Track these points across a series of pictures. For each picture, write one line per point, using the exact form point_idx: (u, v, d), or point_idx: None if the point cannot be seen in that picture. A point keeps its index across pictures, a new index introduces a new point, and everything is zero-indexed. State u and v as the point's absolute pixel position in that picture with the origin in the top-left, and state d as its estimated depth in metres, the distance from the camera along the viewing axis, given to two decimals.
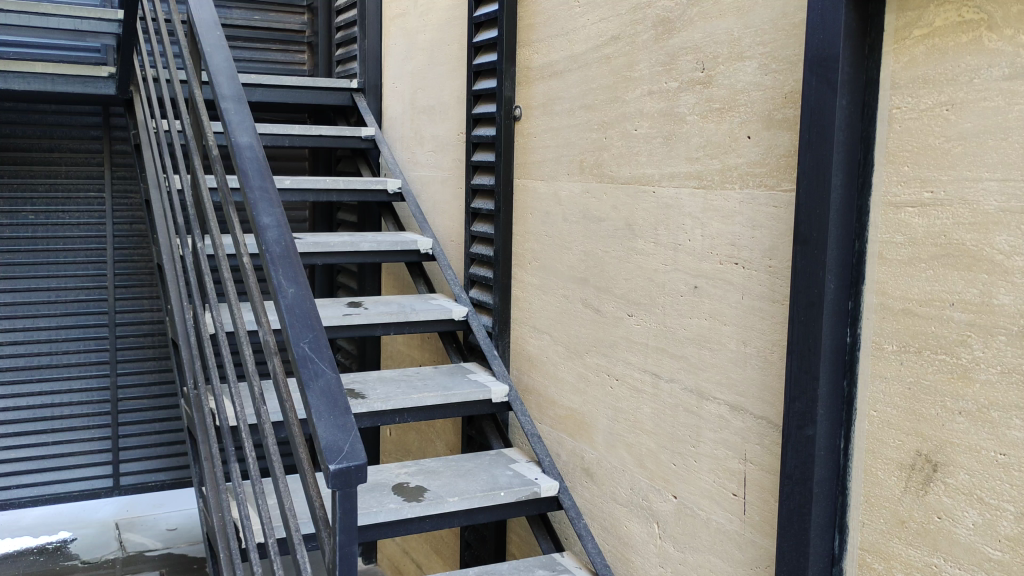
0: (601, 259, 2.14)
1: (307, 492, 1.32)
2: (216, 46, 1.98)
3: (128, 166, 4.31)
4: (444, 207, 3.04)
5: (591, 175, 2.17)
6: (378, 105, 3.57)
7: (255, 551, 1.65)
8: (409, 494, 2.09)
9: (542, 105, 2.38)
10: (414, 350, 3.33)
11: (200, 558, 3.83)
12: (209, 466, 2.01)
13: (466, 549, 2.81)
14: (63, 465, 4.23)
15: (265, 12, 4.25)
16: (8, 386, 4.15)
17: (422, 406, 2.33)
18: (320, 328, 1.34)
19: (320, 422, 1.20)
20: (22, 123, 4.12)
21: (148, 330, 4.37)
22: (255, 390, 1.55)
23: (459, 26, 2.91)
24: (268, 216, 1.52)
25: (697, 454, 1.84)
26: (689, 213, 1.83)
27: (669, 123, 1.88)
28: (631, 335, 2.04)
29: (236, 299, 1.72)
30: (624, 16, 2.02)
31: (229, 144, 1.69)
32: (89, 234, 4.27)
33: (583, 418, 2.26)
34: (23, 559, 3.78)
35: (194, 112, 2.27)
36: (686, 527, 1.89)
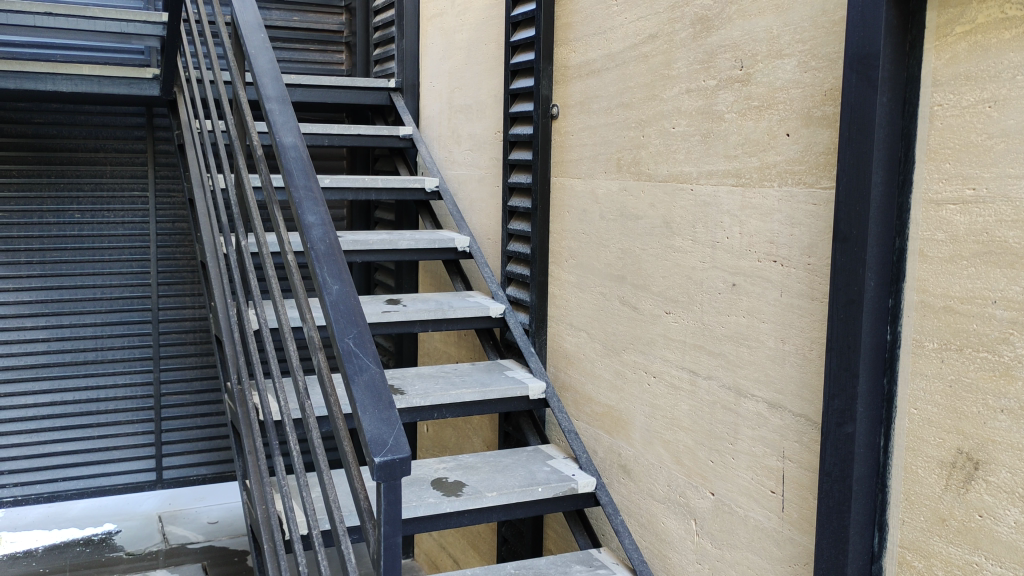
0: (638, 257, 2.15)
1: (351, 484, 1.34)
2: (260, 48, 2.01)
3: (171, 165, 4.38)
4: (481, 205, 3.07)
5: (629, 173, 2.18)
6: (416, 105, 3.61)
7: (299, 543, 1.69)
8: (448, 488, 2.12)
9: (579, 104, 2.39)
10: (451, 347, 3.36)
11: (241, 551, 3.90)
12: (253, 459, 2.05)
13: (502, 544, 2.83)
14: (107, 458, 4.34)
15: (304, 13, 4.31)
16: (55, 381, 4.25)
17: (460, 402, 2.36)
18: (364, 324, 1.36)
19: (366, 415, 1.23)
20: (69, 123, 4.21)
21: (191, 327, 4.45)
22: (299, 385, 1.58)
23: (496, 25, 2.93)
24: (313, 215, 1.55)
25: (735, 452, 1.84)
26: (727, 210, 1.83)
27: (707, 121, 1.88)
28: (668, 333, 2.05)
29: (280, 295, 1.75)
30: (662, 15, 2.03)
31: (274, 144, 1.73)
32: (133, 232, 4.35)
33: (620, 415, 2.27)
34: (70, 550, 3.88)
35: (238, 113, 2.31)
36: (723, 524, 1.89)
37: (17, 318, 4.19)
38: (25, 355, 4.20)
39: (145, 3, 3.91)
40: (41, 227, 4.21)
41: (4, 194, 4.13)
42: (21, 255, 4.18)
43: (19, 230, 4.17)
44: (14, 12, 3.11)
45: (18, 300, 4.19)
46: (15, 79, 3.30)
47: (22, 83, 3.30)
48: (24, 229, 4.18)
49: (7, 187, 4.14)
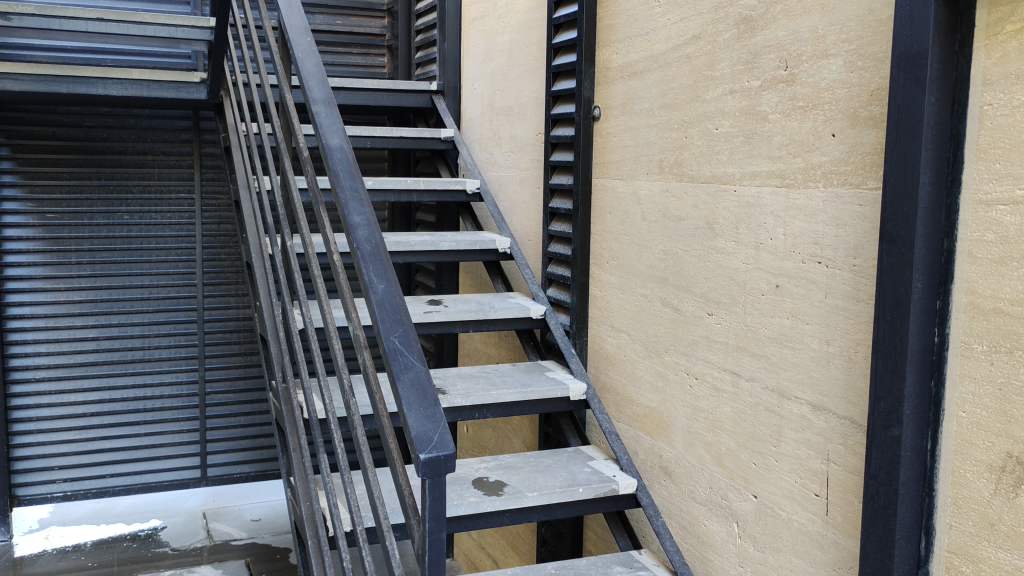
0: (680, 258, 2.15)
1: (396, 481, 1.36)
2: (307, 52, 2.04)
3: (217, 168, 4.44)
4: (522, 206, 3.08)
5: (671, 174, 2.18)
6: (457, 107, 3.63)
7: (343, 539, 1.70)
8: (489, 488, 2.14)
9: (621, 105, 2.39)
10: (491, 348, 3.38)
11: (283, 549, 3.96)
12: (297, 457, 2.08)
13: (542, 544, 2.84)
14: (154, 455, 4.42)
15: (346, 17, 4.36)
16: (103, 379, 4.33)
17: (502, 402, 2.37)
18: (409, 322, 1.38)
19: (411, 413, 1.24)
20: (118, 127, 4.27)
21: (235, 327, 4.52)
22: (344, 383, 1.60)
23: (538, 27, 2.94)
24: (359, 215, 1.57)
25: (779, 454, 1.83)
26: (771, 211, 1.82)
27: (751, 121, 1.87)
28: (711, 334, 2.05)
29: (325, 295, 1.77)
30: (705, 16, 2.03)
31: (320, 146, 1.75)
32: (179, 233, 4.42)
33: (661, 416, 2.27)
34: (118, 545, 3.97)
35: (283, 116, 2.33)
36: (766, 527, 1.88)
37: (67, 318, 4.28)
38: (74, 353, 4.29)
39: (191, 7, 3.99)
40: (91, 227, 4.29)
41: (55, 196, 4.22)
42: (71, 255, 4.27)
43: (70, 231, 4.26)
44: (68, 17, 3.14)
45: (67, 298, 4.27)
46: (67, 82, 3.36)
47: (74, 87, 3.37)
48: (75, 230, 4.27)
49: (58, 189, 4.22)
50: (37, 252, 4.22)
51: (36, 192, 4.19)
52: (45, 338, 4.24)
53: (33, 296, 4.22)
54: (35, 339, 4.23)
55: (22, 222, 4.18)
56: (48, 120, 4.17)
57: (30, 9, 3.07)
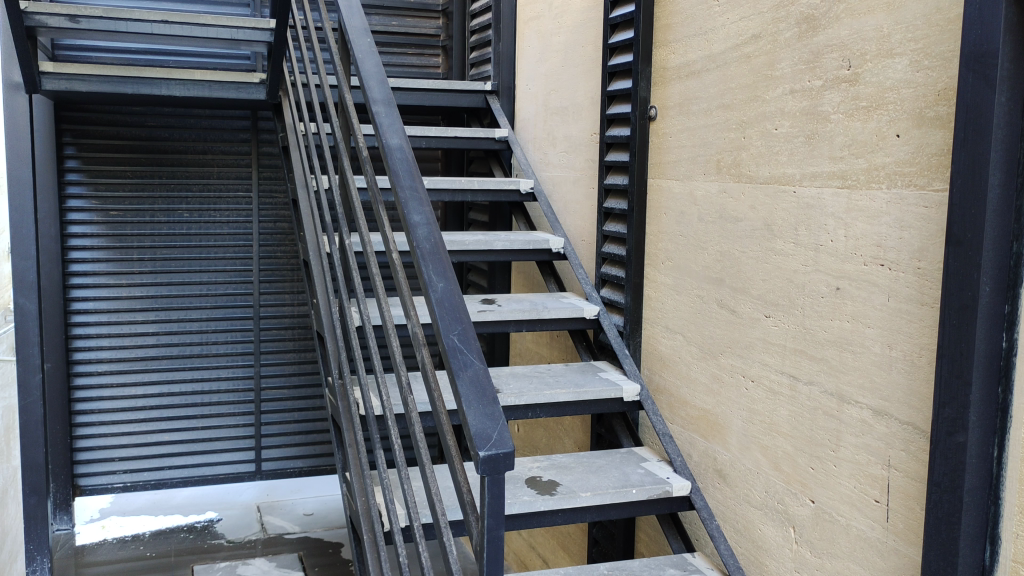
0: (737, 259, 2.13)
1: (454, 478, 1.37)
2: (367, 53, 2.05)
3: (274, 167, 4.51)
4: (576, 206, 3.07)
5: (729, 175, 2.16)
6: (511, 107, 3.65)
7: (399, 534, 1.72)
8: (542, 487, 2.14)
9: (678, 105, 2.38)
10: (543, 348, 3.39)
11: (335, 543, 4.06)
12: (353, 453, 2.11)
13: (593, 545, 2.84)
14: (211, 449, 4.53)
15: (401, 17, 4.40)
16: (163, 373, 4.42)
17: (555, 402, 2.38)
18: (467, 320, 1.39)
19: (470, 410, 1.25)
20: (180, 126, 4.36)
21: (290, 324, 4.60)
22: (402, 380, 1.62)
23: (594, 26, 2.94)
24: (418, 214, 1.59)
25: (838, 459, 1.81)
26: (832, 213, 1.80)
27: (812, 121, 1.85)
28: (768, 337, 2.03)
29: (383, 293, 1.79)
30: (766, 15, 2.01)
31: (380, 145, 1.77)
32: (237, 231, 4.49)
33: (716, 419, 2.25)
34: (175, 535, 4.12)
35: (343, 115, 2.36)
36: (824, 533, 1.86)
37: (129, 313, 4.36)
38: (135, 347, 4.37)
39: (252, 10, 4.07)
40: (152, 225, 4.38)
41: (119, 194, 4.31)
42: (133, 251, 4.36)
43: (132, 228, 4.35)
44: (135, 20, 3.22)
45: (129, 294, 4.35)
46: (132, 83, 3.45)
47: (138, 88, 3.45)
48: (137, 228, 4.36)
49: (121, 187, 4.32)
50: (101, 248, 4.32)
51: (100, 189, 4.29)
52: (107, 333, 4.33)
53: (97, 292, 4.32)
54: (98, 334, 4.32)
55: (86, 219, 4.28)
56: (113, 120, 4.26)
57: (98, 12, 3.12)
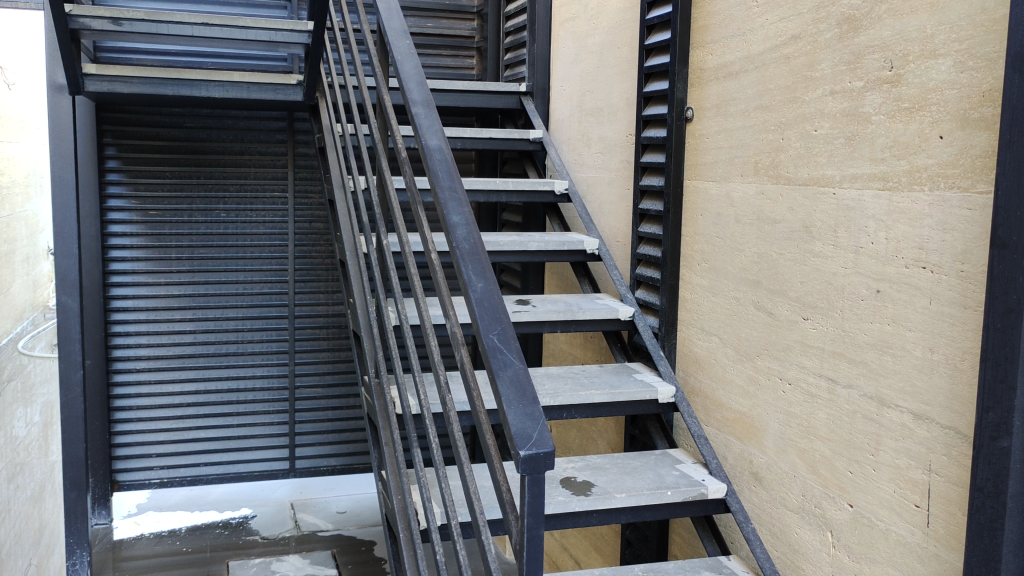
0: (775, 261, 2.12)
1: (493, 477, 1.38)
2: (406, 54, 2.07)
3: (310, 167, 4.54)
4: (611, 207, 3.07)
5: (767, 176, 2.15)
6: (546, 108, 3.66)
7: (436, 532, 1.73)
8: (577, 488, 2.14)
9: (715, 106, 2.37)
10: (576, 348, 3.39)
11: (367, 541, 4.11)
12: (389, 451, 2.12)
13: (626, 547, 2.84)
14: (246, 446, 4.57)
15: (437, 18, 4.42)
16: (199, 371, 4.47)
17: (589, 403, 2.38)
18: (507, 320, 1.39)
19: (510, 410, 1.26)
20: (217, 127, 4.41)
21: (325, 323, 4.63)
22: (440, 379, 1.63)
23: (630, 27, 2.93)
24: (457, 214, 1.60)
25: (877, 463, 1.79)
26: (873, 215, 1.79)
27: (853, 122, 1.84)
28: (806, 339, 2.01)
29: (421, 293, 1.79)
30: (806, 16, 2.00)
31: (419, 146, 1.78)
32: (273, 231, 4.54)
33: (752, 421, 2.24)
34: (210, 531, 4.18)
35: (380, 116, 2.37)
36: (863, 537, 1.84)
37: (166, 311, 4.42)
38: (173, 345, 4.43)
39: (289, 12, 4.11)
40: (190, 224, 4.43)
41: (158, 194, 4.37)
42: (171, 251, 4.41)
43: (170, 227, 4.40)
44: (175, 22, 3.27)
45: (167, 292, 4.42)
46: (172, 85, 3.50)
47: (179, 89, 3.50)
48: (175, 227, 4.41)
49: (160, 187, 4.38)
50: (140, 247, 4.38)
51: (140, 189, 4.35)
52: (146, 331, 4.40)
53: (136, 290, 4.38)
54: (137, 332, 4.39)
55: (126, 218, 4.34)
56: (152, 121, 4.33)
57: (140, 14, 3.18)
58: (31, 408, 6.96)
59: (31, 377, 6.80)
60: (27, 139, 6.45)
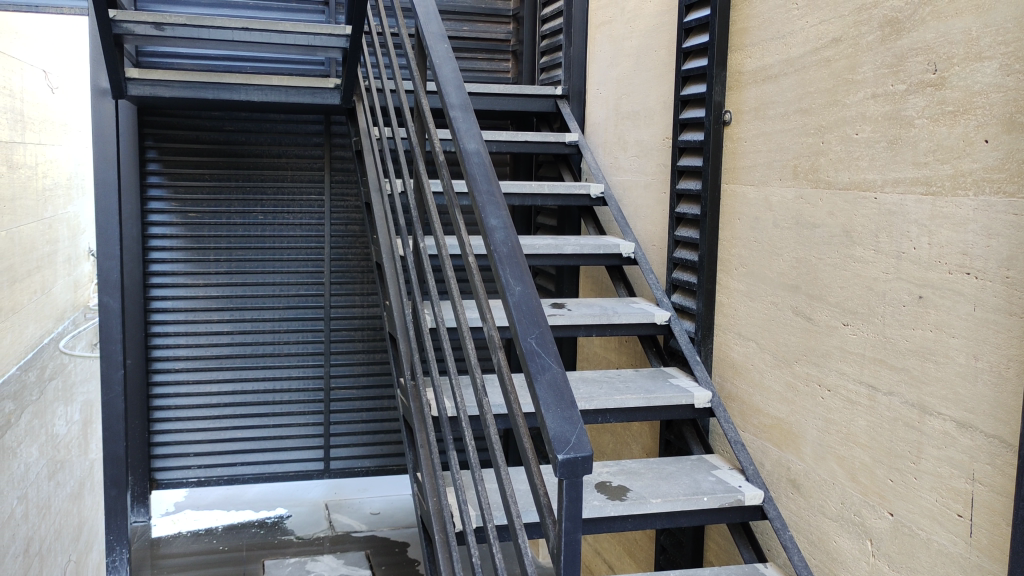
0: (814, 266, 2.10)
1: (530, 480, 1.38)
2: (444, 58, 2.07)
3: (346, 171, 4.58)
4: (647, 211, 3.06)
5: (806, 180, 2.13)
6: (582, 111, 3.65)
7: (472, 535, 1.73)
8: (612, 492, 2.14)
9: (753, 109, 2.35)
10: (611, 352, 3.38)
11: (401, 543, 4.13)
12: (425, 453, 2.12)
13: (661, 552, 2.83)
14: (281, 446, 4.61)
15: (473, 22, 4.43)
16: (235, 371, 4.52)
17: (625, 407, 2.37)
18: (545, 324, 1.39)
19: (549, 413, 1.26)
20: (256, 131, 4.46)
21: (360, 325, 4.66)
22: (477, 383, 1.63)
23: (667, 30, 2.92)
24: (495, 218, 1.60)
25: (918, 472, 1.77)
26: (915, 220, 1.76)
27: (895, 126, 1.81)
28: (846, 345, 1.99)
29: (458, 295, 1.80)
30: (847, 18, 1.98)
31: (457, 150, 1.79)
32: (310, 233, 4.57)
33: (790, 428, 2.22)
34: (246, 530, 4.23)
35: (418, 120, 2.38)
36: (903, 546, 1.82)
37: (204, 312, 4.47)
38: (211, 345, 4.48)
39: (326, 16, 4.14)
40: (229, 226, 4.48)
41: (197, 197, 4.43)
42: (210, 252, 4.47)
43: (209, 229, 4.46)
44: (217, 27, 3.30)
45: (205, 293, 4.47)
46: (212, 89, 3.55)
47: (218, 93, 3.54)
48: (214, 229, 4.47)
49: (199, 190, 4.43)
50: (179, 249, 4.44)
51: (179, 192, 4.41)
52: (184, 331, 4.46)
53: (175, 291, 4.44)
54: (176, 332, 4.45)
55: (166, 221, 4.41)
56: (192, 125, 4.38)
57: (182, 20, 3.21)
58: (71, 406, 7.08)
59: (71, 375, 6.92)
60: (69, 142, 6.56)
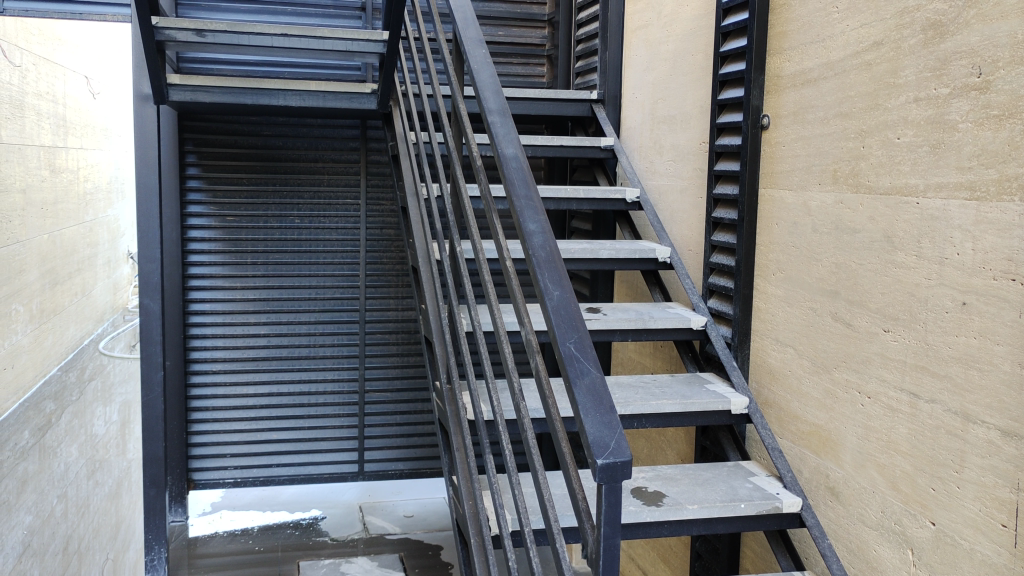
0: (854, 271, 2.08)
1: (568, 485, 1.37)
2: (482, 63, 2.08)
3: (382, 175, 4.61)
4: (683, 216, 3.05)
5: (846, 185, 2.11)
6: (617, 115, 3.65)
7: (508, 539, 1.74)
8: (648, 498, 2.13)
9: (792, 113, 2.33)
10: (646, 357, 3.37)
11: (434, 546, 4.15)
12: (461, 456, 2.13)
13: (696, 559, 2.81)
14: (316, 448, 4.65)
15: (509, 27, 4.44)
16: (272, 373, 4.56)
17: (661, 412, 2.36)
18: (584, 329, 1.39)
19: (588, 418, 1.25)
20: (293, 135, 4.51)
21: (395, 328, 4.68)
22: (514, 386, 1.63)
23: (705, 34, 2.90)
24: (534, 222, 1.60)
25: (961, 481, 1.74)
26: (959, 225, 1.74)
27: (938, 130, 1.79)
28: (887, 352, 1.97)
29: (495, 299, 1.80)
30: (889, 21, 1.96)
31: (495, 154, 1.80)
32: (345, 236, 4.61)
33: (829, 435, 2.19)
34: (282, 531, 4.27)
35: (455, 124, 2.39)
36: (945, 556, 1.79)
37: (242, 315, 4.52)
38: (248, 347, 4.53)
39: (363, 22, 4.18)
40: (266, 230, 4.53)
41: (235, 201, 4.48)
42: (247, 256, 4.52)
43: (247, 233, 4.51)
44: (256, 34, 3.34)
45: (243, 296, 4.52)
46: (251, 94, 3.58)
47: (257, 98, 3.57)
48: (252, 233, 4.52)
49: (237, 194, 4.48)
50: (218, 253, 4.50)
51: (218, 196, 4.46)
52: (222, 333, 4.51)
53: (213, 293, 4.50)
54: (214, 334, 4.51)
55: (205, 224, 4.47)
56: (231, 129, 4.44)
57: (223, 26, 3.26)
58: (110, 407, 7.18)
59: (110, 377, 7.02)
60: (110, 146, 6.67)
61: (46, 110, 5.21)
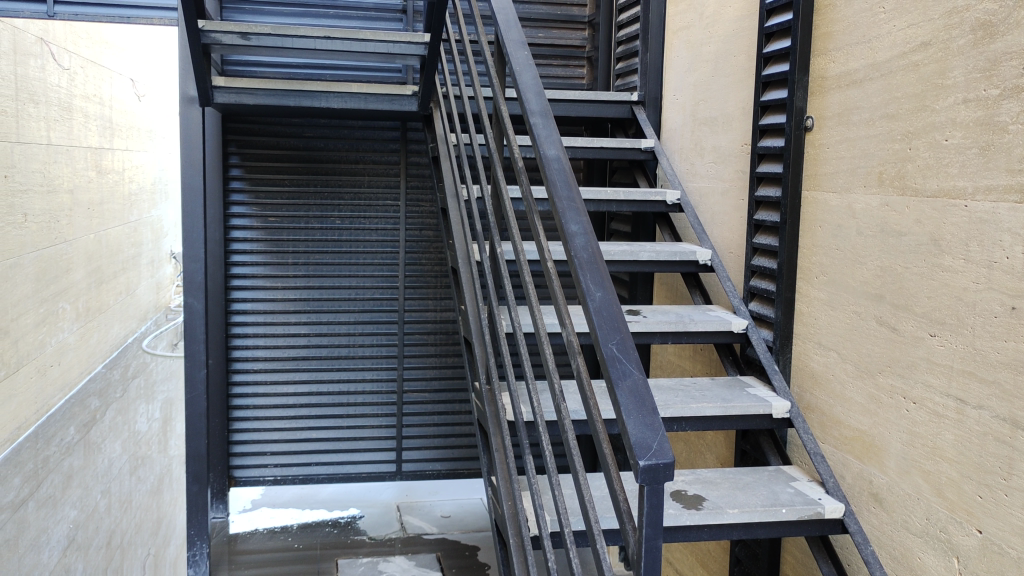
0: (900, 275, 2.05)
1: (610, 487, 1.37)
2: (524, 64, 2.08)
3: (422, 176, 4.64)
4: (724, 218, 3.03)
5: (892, 188, 2.08)
6: (658, 117, 3.63)
7: (548, 539, 1.74)
8: (688, 501, 2.12)
9: (837, 115, 2.31)
10: (686, 360, 3.35)
11: (471, 546, 4.16)
12: (500, 457, 2.14)
13: (735, 564, 2.79)
14: (355, 447, 4.69)
15: (549, 29, 4.45)
16: (311, 372, 4.61)
17: (701, 416, 2.34)
18: (625, 330, 1.39)
19: (630, 420, 1.25)
20: (334, 137, 4.56)
21: (433, 329, 4.70)
22: (555, 387, 1.63)
23: (748, 34, 2.88)
24: (575, 223, 1.60)
25: (1009, 488, 1.71)
26: (1009, 228, 1.71)
27: (987, 132, 1.76)
28: (933, 357, 1.94)
29: (535, 300, 1.80)
30: (937, 22, 1.93)
31: (537, 156, 1.80)
32: (385, 238, 4.65)
33: (873, 441, 2.17)
34: (321, 529, 4.31)
35: (495, 126, 2.39)
36: (991, 565, 1.76)
37: (282, 314, 4.57)
38: (288, 347, 4.58)
39: (404, 24, 4.21)
40: (307, 230, 4.58)
41: (277, 201, 4.53)
42: (288, 256, 4.57)
43: (288, 233, 4.56)
44: (299, 36, 3.38)
45: (284, 296, 4.57)
46: (295, 97, 3.63)
47: (300, 101, 3.62)
48: (293, 233, 4.57)
49: (279, 195, 4.53)
50: (259, 253, 4.55)
51: (260, 196, 4.51)
52: (263, 333, 4.56)
53: (255, 293, 4.56)
54: (255, 333, 4.56)
55: (246, 224, 4.51)
56: (273, 131, 4.49)
57: (267, 29, 3.30)
58: (152, 405, 7.30)
59: (153, 375, 7.14)
60: (154, 147, 6.77)
61: (94, 113, 5.33)
